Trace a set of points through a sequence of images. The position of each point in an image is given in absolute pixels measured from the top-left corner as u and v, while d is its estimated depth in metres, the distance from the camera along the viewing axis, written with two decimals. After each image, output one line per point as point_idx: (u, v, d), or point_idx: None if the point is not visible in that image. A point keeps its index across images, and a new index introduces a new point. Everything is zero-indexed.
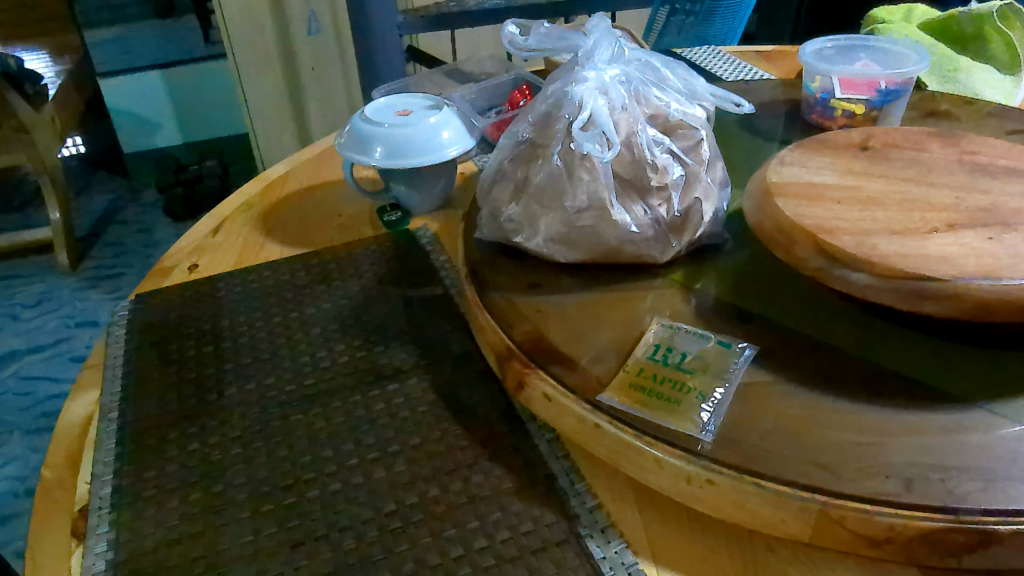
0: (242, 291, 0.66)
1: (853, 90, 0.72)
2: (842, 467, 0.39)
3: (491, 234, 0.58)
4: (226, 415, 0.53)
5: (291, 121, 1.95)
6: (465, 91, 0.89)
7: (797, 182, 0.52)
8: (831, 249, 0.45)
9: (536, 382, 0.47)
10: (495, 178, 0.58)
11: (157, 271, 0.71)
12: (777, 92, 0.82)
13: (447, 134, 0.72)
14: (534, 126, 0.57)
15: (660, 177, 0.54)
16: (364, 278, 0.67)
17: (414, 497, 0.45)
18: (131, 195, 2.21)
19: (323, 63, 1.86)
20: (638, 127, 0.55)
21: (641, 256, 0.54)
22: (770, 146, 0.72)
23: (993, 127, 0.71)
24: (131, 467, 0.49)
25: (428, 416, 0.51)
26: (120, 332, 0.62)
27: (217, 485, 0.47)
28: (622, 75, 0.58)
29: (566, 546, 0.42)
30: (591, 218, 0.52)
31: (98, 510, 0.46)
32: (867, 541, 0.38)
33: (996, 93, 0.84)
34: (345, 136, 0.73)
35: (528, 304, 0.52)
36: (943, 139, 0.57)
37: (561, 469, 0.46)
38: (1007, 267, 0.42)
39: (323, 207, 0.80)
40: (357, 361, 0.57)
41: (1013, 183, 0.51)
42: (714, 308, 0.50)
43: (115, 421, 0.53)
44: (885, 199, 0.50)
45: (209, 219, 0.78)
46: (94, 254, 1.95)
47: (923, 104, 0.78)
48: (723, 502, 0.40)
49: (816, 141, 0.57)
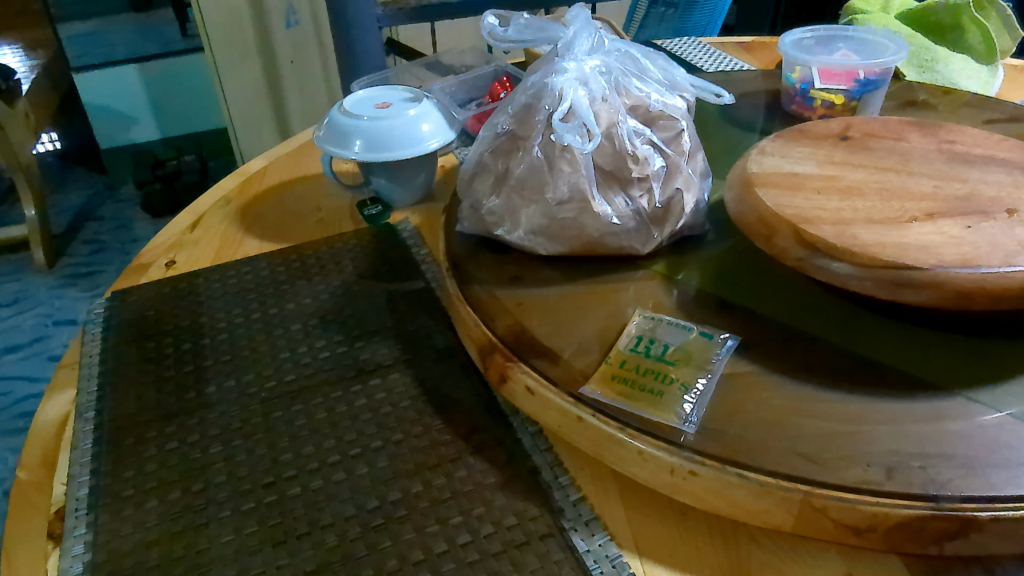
0: (222, 288, 0.65)
1: (831, 80, 0.72)
2: (824, 456, 0.39)
3: (472, 226, 0.57)
4: (204, 413, 0.52)
5: (270, 114, 1.93)
6: (445, 83, 0.88)
7: (777, 173, 0.52)
8: (811, 239, 0.45)
9: (518, 376, 0.46)
10: (475, 170, 0.58)
11: (134, 268, 0.70)
12: (757, 83, 0.82)
13: (427, 126, 0.71)
14: (514, 118, 0.57)
15: (641, 168, 0.54)
16: (345, 272, 0.66)
17: (397, 493, 0.45)
18: (107, 191, 2.18)
19: (302, 56, 1.85)
20: (618, 118, 0.54)
21: (623, 248, 0.53)
22: (751, 137, 0.72)
23: (971, 117, 0.72)
24: (110, 467, 0.48)
25: (411, 410, 0.51)
26: (96, 331, 0.61)
27: (198, 484, 0.46)
28: (603, 65, 0.57)
29: (550, 539, 0.41)
30: (572, 210, 0.52)
31: (75, 511, 0.45)
32: (849, 530, 0.38)
33: (973, 82, 0.84)
34: (324, 129, 0.72)
35: (509, 297, 0.52)
36: (922, 128, 0.57)
37: (545, 462, 0.46)
38: (985, 255, 0.42)
39: (302, 201, 0.79)
40: (338, 356, 0.56)
41: (991, 172, 0.51)
42: (696, 299, 0.50)
43: (92, 420, 0.52)
44: (864, 188, 0.50)
45: (187, 214, 0.77)
46: (71, 252, 1.92)
47: (902, 94, 0.78)
48: (707, 493, 0.40)
49: (796, 131, 0.57)
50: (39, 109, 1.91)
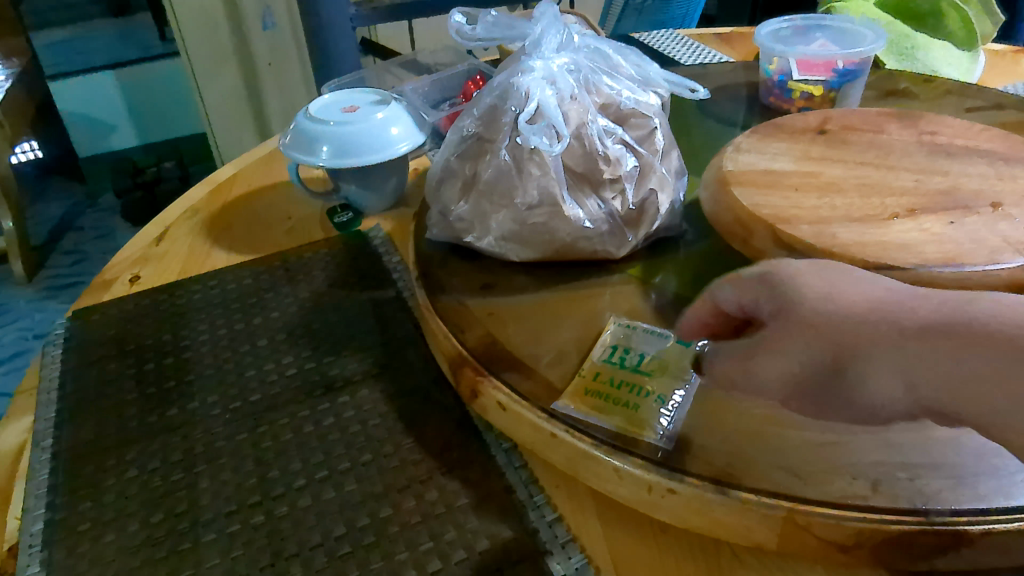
0: (187, 303, 0.63)
1: (810, 71, 0.70)
2: (808, 469, 0.37)
3: (441, 233, 0.55)
4: (166, 437, 0.50)
5: (249, 118, 1.90)
6: (417, 83, 0.86)
7: (753, 170, 0.50)
8: (788, 239, 0.43)
9: (488, 391, 0.44)
10: (443, 176, 0.56)
11: (97, 285, 0.67)
12: (736, 75, 0.81)
13: (396, 129, 0.69)
14: (480, 120, 0.54)
15: (613, 169, 0.52)
16: (315, 283, 0.64)
17: (366, 518, 0.43)
18: (87, 200, 2.14)
19: (280, 58, 1.81)
20: (588, 118, 0.53)
21: (597, 252, 0.52)
22: (730, 131, 0.70)
23: (952, 106, 0.70)
24: (66, 498, 0.46)
25: (381, 428, 0.49)
26: (56, 353, 0.59)
27: (158, 515, 0.44)
28: (571, 63, 0.55)
29: (524, 564, 0.40)
30: (543, 215, 0.50)
31: (29, 548, 0.43)
32: (835, 547, 0.36)
33: (954, 69, 0.83)
34: (289, 136, 0.69)
35: (480, 306, 0.50)
36: (902, 120, 0.56)
37: (519, 480, 0.44)
38: (969, 253, 0.41)
39: (272, 209, 0.77)
40: (306, 373, 0.54)
41: (973, 164, 0.49)
42: (674, 304, 0.49)
43: (49, 449, 0.50)
44: (844, 184, 0.48)
45: (153, 227, 0.75)
46: (51, 264, 1.89)
47: (882, 83, 0.77)
48: (686, 511, 0.38)
49: (773, 125, 0.56)
50: (16, 118, 1.87)
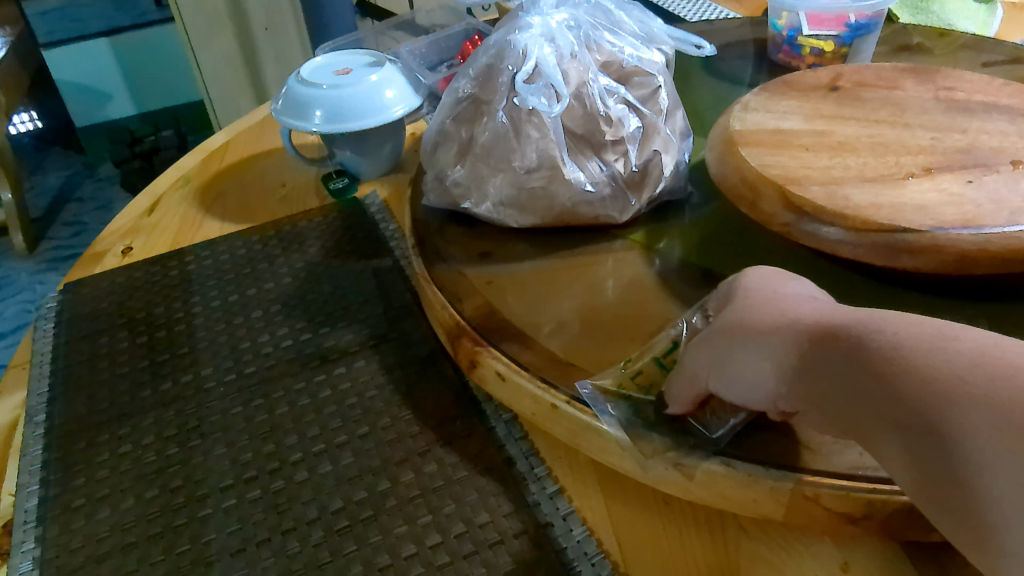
0: (181, 275, 0.61)
1: (820, 26, 0.67)
2: (817, 441, 0.36)
3: (437, 200, 0.53)
4: (160, 412, 0.49)
5: (246, 84, 1.87)
6: (414, 45, 0.83)
7: (762, 130, 0.48)
8: (798, 202, 0.41)
9: (486, 361, 0.43)
10: (438, 140, 0.54)
11: (89, 257, 0.66)
12: (743, 32, 0.78)
13: (391, 92, 0.67)
14: (476, 81, 0.52)
15: (615, 131, 0.50)
16: (311, 252, 0.62)
17: (363, 493, 0.42)
18: (86, 170, 2.12)
19: (276, 23, 1.76)
20: (588, 77, 0.50)
21: (598, 217, 0.50)
22: (737, 90, 0.68)
23: (969, 60, 0.68)
24: (60, 475, 0.45)
25: (378, 401, 0.48)
26: (48, 327, 0.57)
27: (152, 490, 0.43)
28: (571, 19, 0.53)
29: (525, 538, 0.39)
30: (542, 179, 0.48)
31: (23, 525, 0.42)
32: (844, 519, 0.35)
33: (970, 23, 0.80)
34: (281, 100, 0.67)
35: (478, 275, 0.48)
36: (917, 75, 0.53)
37: (520, 452, 0.43)
38: (989, 214, 0.39)
39: (266, 177, 0.75)
40: (301, 345, 0.53)
41: (992, 120, 0.47)
42: (679, 271, 0.47)
43: (42, 424, 0.49)
44: (856, 143, 0.46)
45: (145, 197, 0.73)
46: (51, 236, 1.87)
47: (896, 38, 0.74)
48: (690, 484, 0.37)
49: (782, 83, 0.53)
50: (11, 87, 1.84)
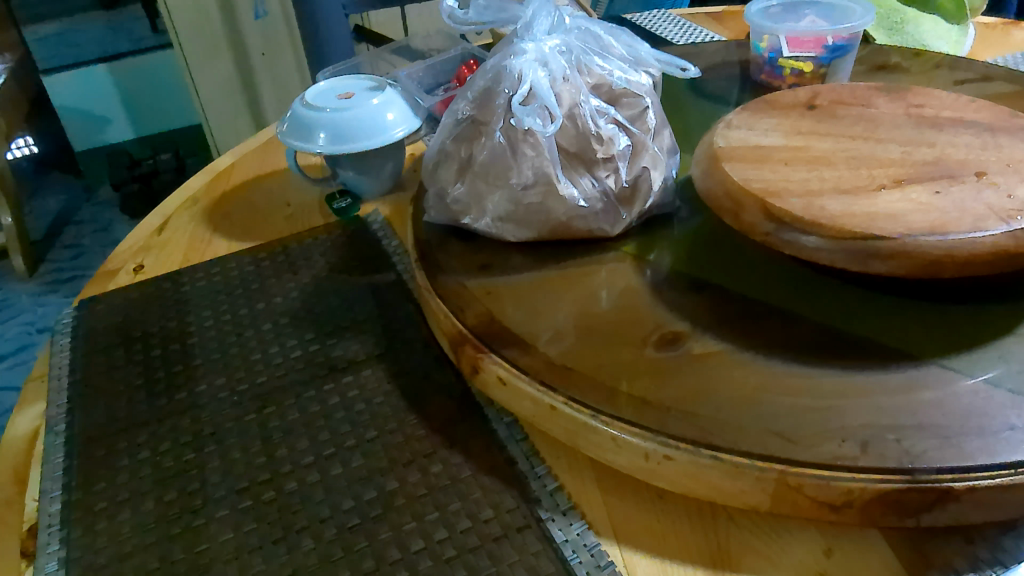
0: (192, 290, 0.64)
1: (800, 48, 0.71)
2: (798, 433, 0.38)
3: (438, 216, 0.56)
4: (176, 420, 0.51)
5: (245, 108, 1.90)
6: (411, 69, 0.86)
7: (744, 146, 0.51)
8: (778, 212, 0.44)
9: (489, 366, 0.46)
10: (438, 159, 0.56)
11: (102, 275, 0.68)
12: (728, 53, 0.81)
13: (392, 115, 0.70)
14: (475, 103, 0.55)
15: (606, 148, 0.53)
16: (316, 267, 0.65)
17: (372, 492, 0.44)
18: (85, 194, 2.15)
19: (273, 47, 1.82)
20: (580, 98, 0.53)
21: (591, 230, 0.53)
22: (723, 109, 0.71)
23: (943, 78, 0.71)
24: (81, 480, 0.47)
25: (385, 406, 0.50)
26: (65, 342, 0.60)
27: (172, 493, 0.46)
28: (563, 45, 0.56)
29: (527, 531, 0.41)
30: (538, 195, 0.51)
31: (47, 528, 0.44)
32: (826, 507, 0.38)
33: (943, 42, 0.84)
34: (287, 123, 0.70)
35: (479, 286, 0.51)
36: (890, 93, 0.56)
37: (521, 452, 0.46)
38: (955, 220, 0.42)
39: (271, 197, 0.77)
40: (310, 355, 0.55)
41: (960, 134, 0.50)
42: (669, 279, 0.50)
43: (62, 434, 0.51)
44: (832, 157, 0.49)
45: (154, 217, 0.76)
46: (51, 258, 1.90)
47: (873, 58, 0.77)
48: (682, 476, 0.40)
49: (763, 102, 0.56)
50: (12, 113, 1.87)
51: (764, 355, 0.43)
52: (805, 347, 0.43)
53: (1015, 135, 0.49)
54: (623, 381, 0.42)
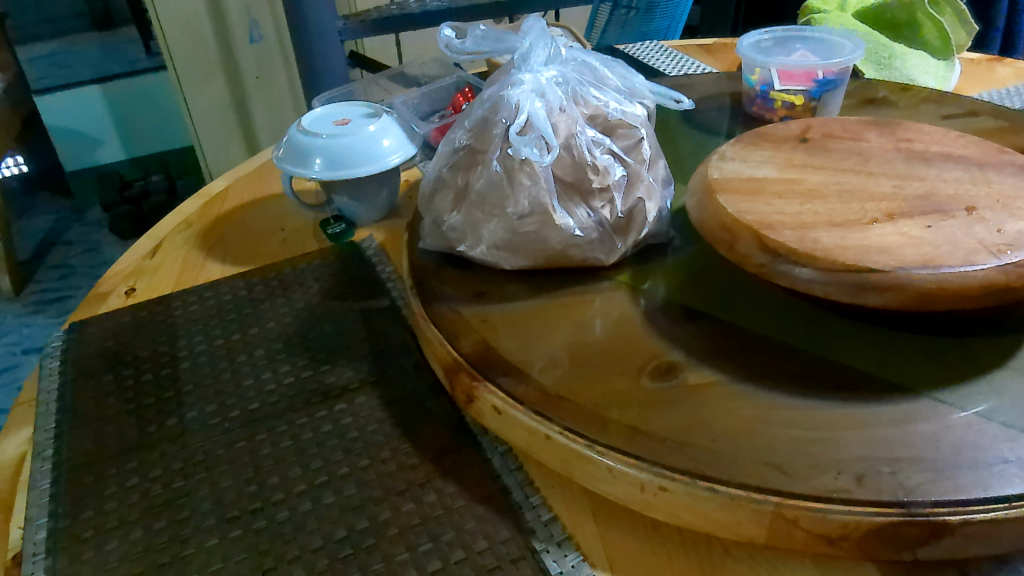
0: (185, 315, 0.63)
1: (791, 81, 0.72)
2: (794, 464, 0.38)
3: (434, 243, 0.56)
4: (166, 446, 0.50)
5: (236, 130, 1.90)
6: (406, 95, 0.87)
7: (737, 178, 0.51)
8: (772, 244, 0.44)
9: (484, 395, 0.45)
10: (435, 186, 0.57)
11: (93, 298, 0.68)
12: (720, 85, 0.82)
13: (388, 141, 0.70)
14: (472, 132, 0.56)
15: (602, 178, 0.53)
16: (310, 293, 0.65)
17: (365, 522, 0.44)
18: (75, 215, 2.14)
19: (266, 71, 1.82)
20: (576, 129, 0.54)
21: (587, 259, 0.53)
22: (715, 140, 0.72)
23: (929, 113, 0.73)
24: (68, 507, 0.47)
25: (378, 434, 0.50)
26: (54, 365, 0.59)
27: (160, 522, 0.45)
28: (559, 76, 0.57)
29: (522, 563, 0.41)
30: (534, 223, 0.51)
31: (32, 556, 0.44)
32: (822, 540, 0.37)
33: (930, 77, 0.86)
34: (283, 149, 0.70)
35: (473, 313, 0.51)
36: (880, 128, 0.57)
37: (515, 482, 0.46)
38: (946, 255, 0.42)
39: (266, 221, 0.78)
40: (302, 382, 0.55)
41: (948, 169, 0.51)
42: (662, 309, 0.50)
43: (50, 459, 0.50)
44: (825, 191, 0.50)
45: (147, 240, 0.76)
46: (39, 279, 1.88)
47: (862, 92, 0.79)
48: (678, 508, 0.40)
49: (755, 134, 0.57)
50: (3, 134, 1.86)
51: (759, 387, 0.43)
52: (799, 378, 0.43)
53: (1003, 171, 0.50)
54: (618, 411, 0.42)
